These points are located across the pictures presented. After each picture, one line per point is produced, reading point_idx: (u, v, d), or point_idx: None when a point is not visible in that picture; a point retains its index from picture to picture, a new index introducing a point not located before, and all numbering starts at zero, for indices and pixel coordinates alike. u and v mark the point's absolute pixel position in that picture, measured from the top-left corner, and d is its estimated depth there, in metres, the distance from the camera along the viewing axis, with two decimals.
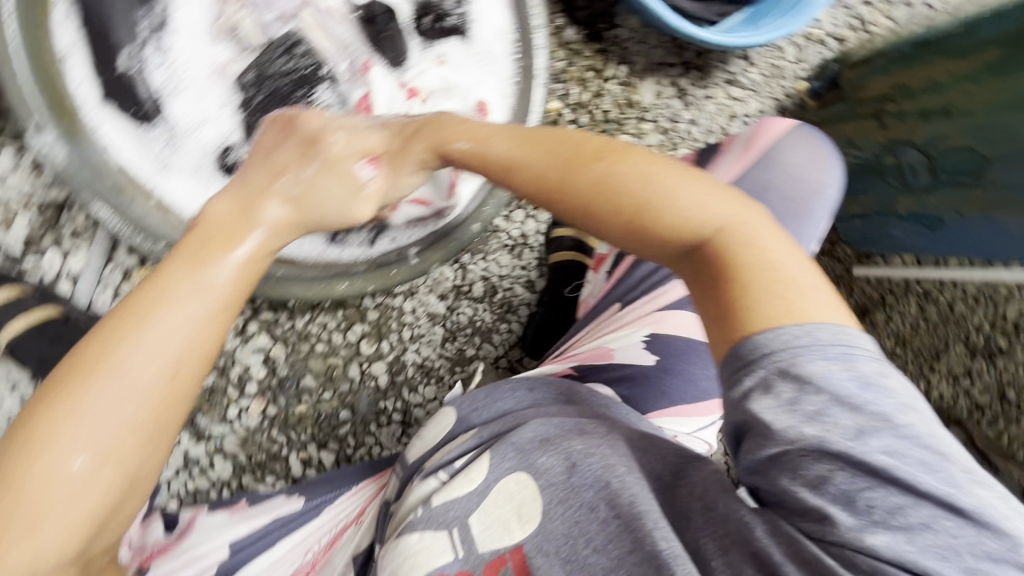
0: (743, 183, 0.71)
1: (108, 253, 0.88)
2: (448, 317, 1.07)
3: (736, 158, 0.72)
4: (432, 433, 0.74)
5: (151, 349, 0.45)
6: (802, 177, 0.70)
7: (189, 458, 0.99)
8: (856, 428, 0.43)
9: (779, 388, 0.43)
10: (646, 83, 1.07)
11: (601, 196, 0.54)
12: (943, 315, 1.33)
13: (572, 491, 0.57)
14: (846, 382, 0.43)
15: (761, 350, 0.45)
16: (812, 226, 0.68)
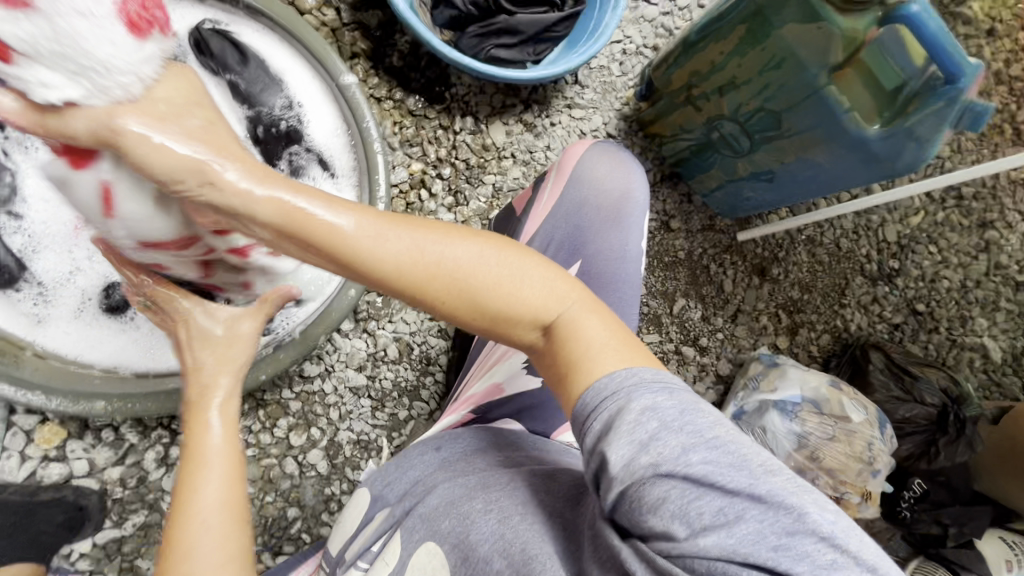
0: (561, 206, 0.79)
1: (7, 421, 0.88)
2: (371, 386, 1.09)
3: (551, 190, 0.81)
4: (353, 518, 0.77)
5: (217, 472, 0.56)
6: (607, 188, 0.78)
7: None
8: (678, 447, 0.46)
9: (617, 425, 0.48)
10: (495, 127, 1.17)
11: (456, 288, 0.58)
12: (835, 253, 1.43)
13: (471, 549, 0.59)
14: (667, 412, 0.48)
15: (603, 399, 0.51)
16: (629, 229, 0.78)
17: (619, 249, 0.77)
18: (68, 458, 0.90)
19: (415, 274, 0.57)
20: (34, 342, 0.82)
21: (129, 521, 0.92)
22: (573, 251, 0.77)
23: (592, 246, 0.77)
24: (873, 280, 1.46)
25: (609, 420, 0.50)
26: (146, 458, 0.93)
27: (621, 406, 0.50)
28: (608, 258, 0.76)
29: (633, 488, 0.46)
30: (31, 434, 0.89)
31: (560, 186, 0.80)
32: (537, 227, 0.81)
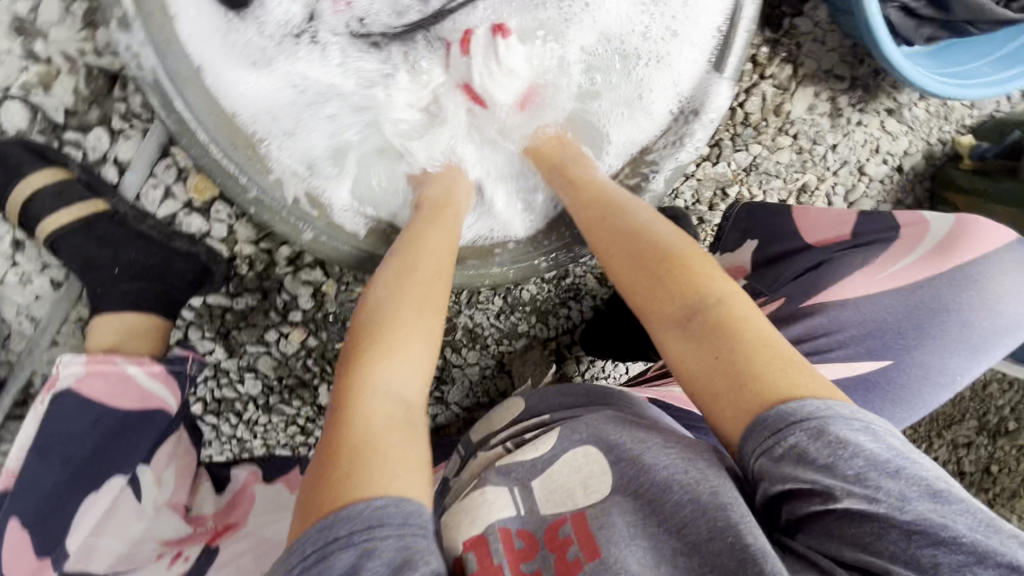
0: (922, 291, 0.62)
1: (163, 148, 0.76)
2: (511, 288, 1.01)
3: (919, 262, 0.63)
4: (502, 420, 0.77)
5: (413, 364, 0.56)
6: (997, 306, 0.61)
7: (221, 370, 0.96)
8: (902, 488, 0.44)
9: (811, 453, 0.45)
10: (803, 92, 0.91)
11: (616, 245, 0.64)
12: (972, 390, 1.35)
13: (639, 471, 0.56)
14: (878, 447, 0.46)
15: (785, 420, 0.47)
16: (976, 364, 0.62)
17: (950, 377, 0.62)
18: (211, 219, 0.82)
19: (599, 222, 0.67)
20: (217, 82, 0.67)
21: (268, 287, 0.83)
22: (893, 349, 0.62)
23: (924, 360, 0.62)
24: (981, 429, 1.39)
25: (804, 438, 0.46)
26: (281, 251, 0.88)
27: (814, 433, 0.46)
28: (930, 381, 0.62)
29: (844, 518, 0.45)
30: (183, 175, 0.78)
31: (937, 266, 0.61)
32: (860, 295, 0.63)
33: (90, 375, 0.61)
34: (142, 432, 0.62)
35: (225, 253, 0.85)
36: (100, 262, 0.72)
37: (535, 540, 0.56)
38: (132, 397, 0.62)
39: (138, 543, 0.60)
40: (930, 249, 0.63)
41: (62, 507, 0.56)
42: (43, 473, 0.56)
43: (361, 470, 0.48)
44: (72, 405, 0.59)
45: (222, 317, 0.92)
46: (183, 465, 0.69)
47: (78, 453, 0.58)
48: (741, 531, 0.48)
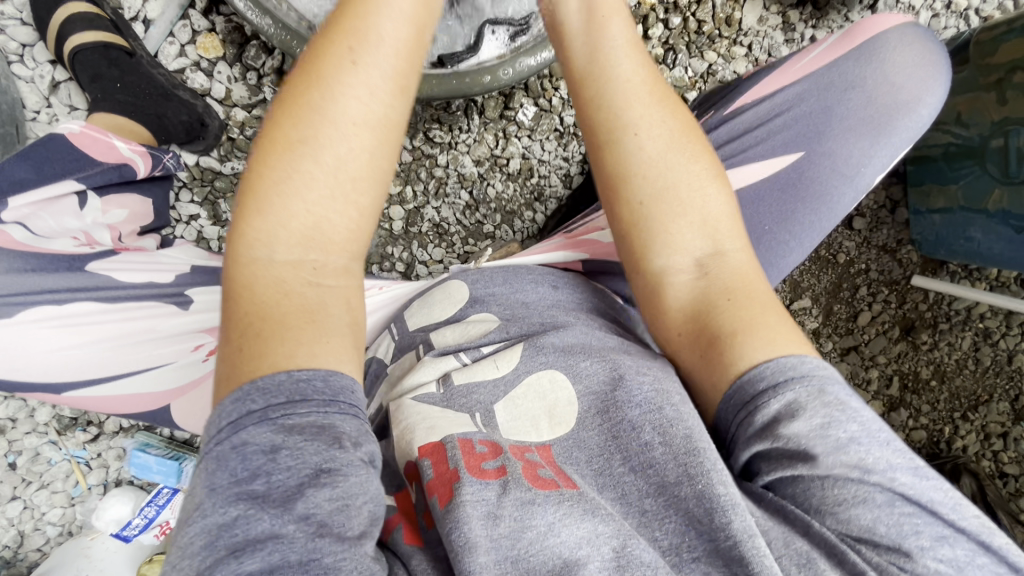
0: (824, 74, 0.63)
1: (184, 11, 0.92)
2: (477, 183, 1.05)
3: (826, 51, 0.64)
4: (445, 307, 0.75)
5: (326, 194, 0.46)
6: (898, 84, 0.60)
7: (202, 237, 1.04)
8: (886, 461, 0.45)
9: (810, 412, 0.46)
10: (752, 4, 0.99)
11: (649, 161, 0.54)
12: (998, 365, 1.19)
13: (615, 406, 0.56)
14: (865, 415, 0.47)
15: (784, 375, 0.48)
16: (884, 148, 0.61)
17: (856, 166, 0.62)
18: (213, 78, 0.95)
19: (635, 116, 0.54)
20: None
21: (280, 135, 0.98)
22: (806, 138, 0.63)
23: (834, 145, 0.62)
24: (1016, 416, 1.21)
25: (791, 403, 0.47)
26: None
27: (812, 390, 0.47)
28: (837, 169, 0.62)
29: (822, 482, 0.45)
30: (195, 36, 0.93)
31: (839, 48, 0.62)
32: (781, 85, 0.65)
33: (83, 134, 0.70)
34: (106, 171, 0.70)
35: (221, 115, 0.97)
36: (106, 77, 0.86)
37: (499, 446, 0.55)
38: (111, 156, 0.72)
39: (66, 233, 0.66)
40: (837, 38, 0.64)
41: (24, 192, 0.65)
42: (15, 166, 0.65)
43: (291, 336, 0.44)
44: (60, 145, 0.68)
45: (211, 183, 1.02)
46: (136, 216, 0.74)
47: (52, 168, 0.67)
48: (711, 479, 0.48)
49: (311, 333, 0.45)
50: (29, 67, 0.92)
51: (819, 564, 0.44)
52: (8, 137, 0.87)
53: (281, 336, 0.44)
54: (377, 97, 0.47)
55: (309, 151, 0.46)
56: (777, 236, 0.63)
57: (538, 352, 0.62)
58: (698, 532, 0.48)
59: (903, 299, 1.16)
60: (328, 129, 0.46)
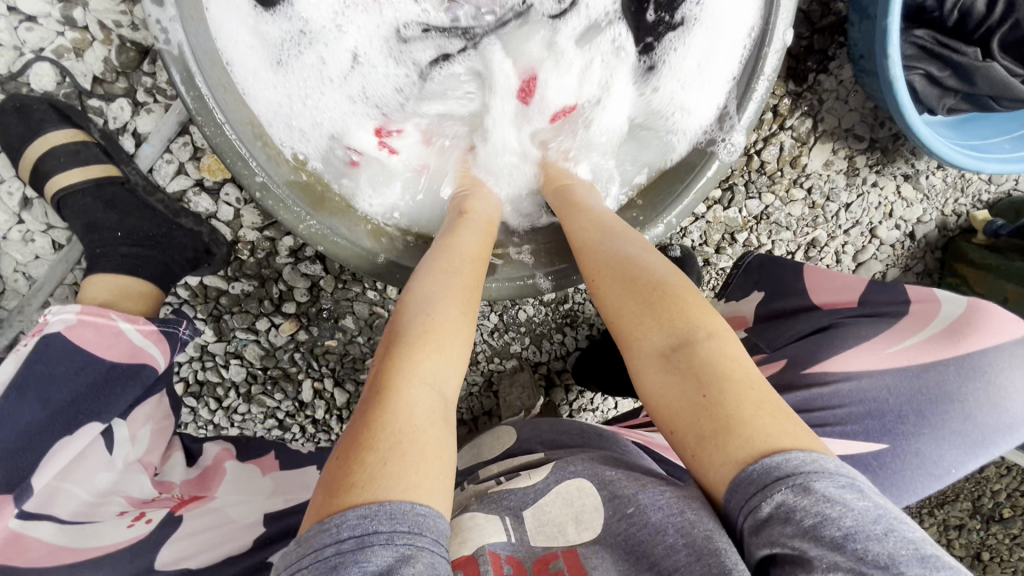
0: (925, 377, 0.56)
1: (183, 125, 0.77)
2: (508, 308, 1.00)
3: (922, 342, 0.58)
4: (491, 451, 0.76)
5: (457, 340, 0.52)
6: (1002, 405, 0.55)
7: (206, 351, 0.96)
8: (887, 559, 0.38)
9: (800, 516, 0.39)
10: (821, 147, 0.91)
11: (623, 270, 0.59)
12: (970, 471, 1.30)
13: (641, 510, 0.51)
14: (865, 506, 0.40)
15: (771, 474, 0.42)
16: (975, 460, 0.56)
17: (945, 471, 0.56)
18: (219, 200, 0.82)
19: (606, 244, 0.62)
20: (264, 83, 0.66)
21: (303, 263, 0.90)
22: (891, 432, 0.56)
23: (922, 447, 0.55)
24: (974, 511, 1.33)
25: (782, 504, 0.41)
26: (282, 242, 0.88)
27: (799, 489, 0.41)
28: (924, 471, 0.56)
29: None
30: (198, 155, 0.79)
31: (942, 352, 0.56)
32: (866, 366, 0.59)
33: (81, 325, 0.60)
34: (127, 387, 0.61)
35: (229, 237, 0.85)
36: (104, 225, 0.74)
37: (523, 568, 0.51)
38: (122, 351, 0.61)
39: (105, 496, 0.57)
40: (940, 330, 0.58)
41: (36, 448, 0.53)
42: (20, 409, 0.54)
43: (388, 472, 0.41)
44: (59, 349, 0.58)
45: (216, 300, 0.92)
46: (160, 428, 0.66)
47: (60, 396, 0.56)
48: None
49: (431, 456, 0.44)
50: None
51: None
52: None
53: (405, 462, 0.42)
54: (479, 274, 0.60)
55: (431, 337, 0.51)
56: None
57: (568, 462, 0.60)
58: None
59: None
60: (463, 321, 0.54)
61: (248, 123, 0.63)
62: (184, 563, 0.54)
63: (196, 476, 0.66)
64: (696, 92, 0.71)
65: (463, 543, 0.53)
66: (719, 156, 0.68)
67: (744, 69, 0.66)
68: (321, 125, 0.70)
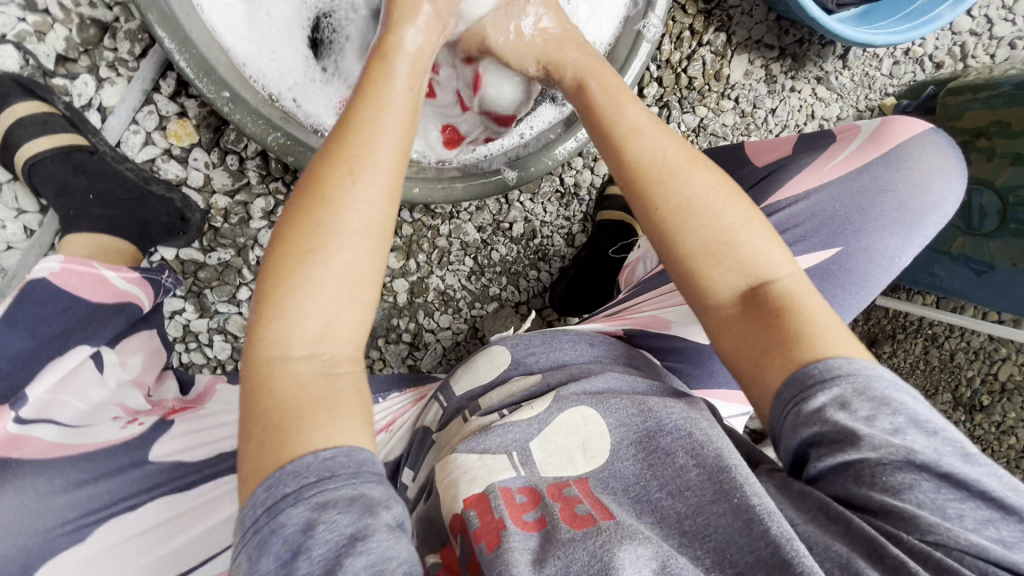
0: (859, 179, 0.65)
1: (146, 95, 0.81)
2: (481, 250, 1.04)
3: (853, 154, 0.67)
4: (488, 373, 0.68)
5: (344, 256, 0.46)
6: (924, 187, 0.64)
7: (189, 331, 0.96)
8: (933, 448, 0.44)
9: (856, 405, 0.45)
10: (739, 58, 1.02)
11: (684, 204, 0.56)
12: (943, 362, 1.36)
13: (647, 436, 0.54)
14: (916, 407, 0.46)
15: (832, 372, 0.47)
16: (914, 243, 0.64)
17: (891, 257, 0.63)
18: (188, 166, 0.86)
19: (656, 144, 0.58)
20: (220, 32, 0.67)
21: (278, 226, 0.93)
22: (843, 233, 0.63)
23: (870, 242, 0.63)
24: (955, 402, 1.39)
25: (839, 397, 0.46)
26: (255, 205, 0.90)
27: (859, 387, 0.46)
28: (875, 263, 0.63)
29: (874, 470, 0.44)
30: (163, 122, 0.83)
31: (869, 156, 0.65)
32: (812, 186, 0.66)
33: (66, 272, 0.61)
34: (112, 319, 0.61)
35: (201, 204, 0.88)
36: (75, 188, 0.76)
37: (538, 494, 0.52)
38: (107, 293, 0.63)
39: (100, 407, 0.57)
40: (865, 141, 0.67)
41: (27, 367, 0.56)
42: (9, 339, 0.55)
43: (307, 423, 0.42)
44: (46, 291, 0.59)
45: (194, 274, 0.94)
46: (152, 357, 0.66)
47: (47, 328, 0.57)
48: (747, 492, 0.47)
49: (337, 409, 0.43)
50: None
51: (858, 565, 0.43)
52: None
53: (302, 420, 0.42)
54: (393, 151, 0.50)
55: (316, 259, 0.45)
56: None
57: (571, 392, 0.58)
58: (738, 545, 0.46)
59: (867, 317, 1.31)
60: (331, 238, 0.46)
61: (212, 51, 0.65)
62: (179, 456, 0.57)
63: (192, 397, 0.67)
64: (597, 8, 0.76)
65: (473, 483, 0.52)
66: (646, 38, 0.74)
67: None
68: (279, 66, 0.69)
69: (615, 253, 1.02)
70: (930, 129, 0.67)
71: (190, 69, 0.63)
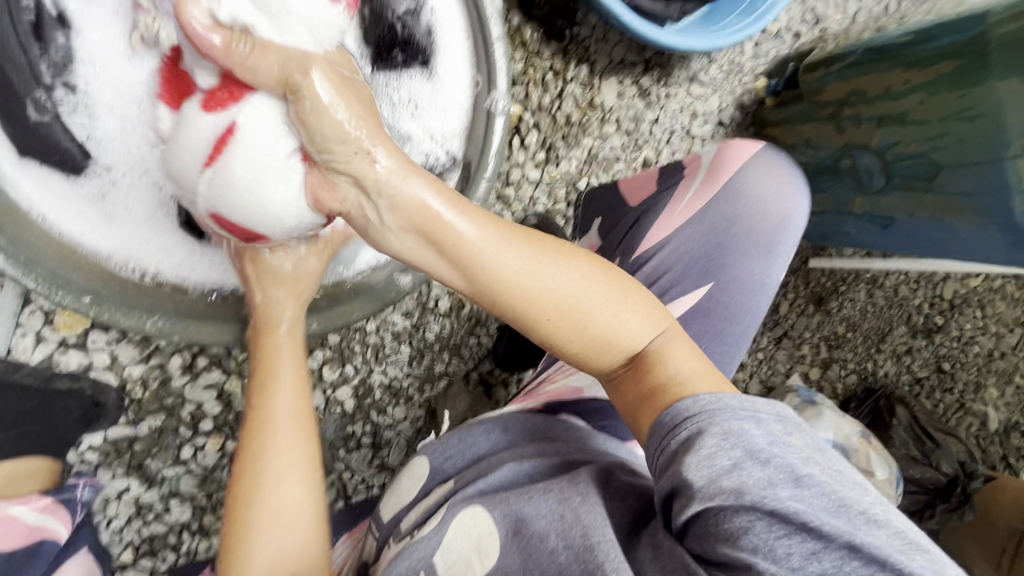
0: (707, 218, 0.66)
1: (23, 298, 0.79)
2: (414, 334, 1.03)
3: (696, 193, 0.68)
4: (409, 490, 0.67)
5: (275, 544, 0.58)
6: (766, 208, 0.65)
7: (140, 506, 0.92)
8: (767, 479, 0.44)
9: (699, 444, 0.46)
10: (608, 84, 1.03)
11: (565, 306, 0.55)
12: (890, 298, 1.39)
13: (525, 521, 0.53)
14: (755, 437, 0.46)
15: (681, 415, 0.50)
16: (776, 261, 0.65)
17: (758, 280, 0.65)
18: (90, 350, 0.83)
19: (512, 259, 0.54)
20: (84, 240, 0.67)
21: (202, 377, 0.91)
22: (708, 272, 0.65)
23: (734, 271, 0.65)
24: (913, 331, 1.42)
25: (687, 442, 0.48)
26: (172, 362, 0.89)
27: (702, 429, 0.47)
28: (745, 289, 0.65)
29: (717, 516, 0.44)
30: (50, 317, 0.80)
31: (709, 193, 0.66)
32: (664, 237, 0.68)
33: None
34: (29, 564, 0.59)
35: (115, 381, 0.85)
36: None
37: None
38: (19, 536, 0.61)
39: None
40: (703, 177, 0.68)
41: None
42: None
43: None
44: None
45: (129, 450, 0.90)
46: None
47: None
48: (606, 571, 0.47)
49: None
50: None
51: None
52: None
53: None
54: (294, 431, 0.63)
55: (253, 551, 0.58)
56: (714, 354, 0.65)
57: (464, 495, 0.58)
58: None
59: (807, 279, 1.33)
60: (263, 528, 0.58)
61: (56, 257, 0.65)
62: None
63: None
64: (442, 100, 0.76)
65: None
66: (497, 112, 0.74)
67: (474, 53, 0.75)
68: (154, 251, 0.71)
69: None
70: (760, 147, 0.66)
71: (39, 286, 0.63)
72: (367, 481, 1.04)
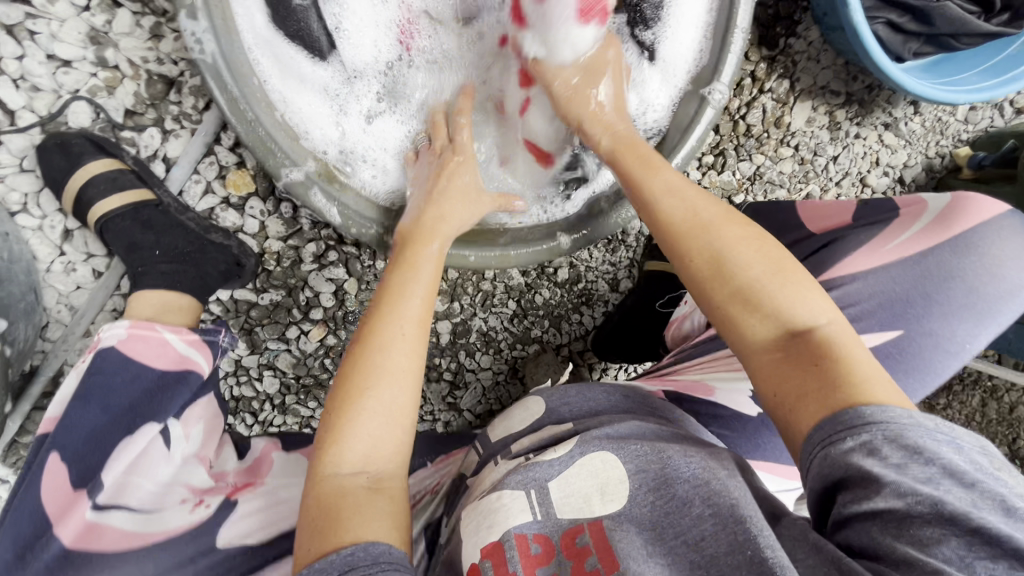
0: (929, 261, 0.64)
1: (209, 147, 0.83)
2: (524, 293, 1.04)
3: (917, 235, 0.65)
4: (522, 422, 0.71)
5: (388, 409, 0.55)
6: (999, 273, 0.63)
7: (241, 365, 0.98)
8: (970, 499, 0.42)
9: (885, 451, 0.43)
10: (801, 106, 0.97)
11: (706, 230, 0.58)
12: (1000, 414, 1.28)
13: (664, 482, 0.54)
14: (950, 457, 0.43)
15: (863, 418, 0.45)
16: (985, 329, 0.63)
17: (959, 343, 0.63)
18: (245, 214, 0.87)
19: (702, 202, 0.61)
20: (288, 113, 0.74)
21: (327, 270, 0.94)
22: (907, 318, 0.63)
23: (934, 326, 0.63)
24: (1012, 455, 1.30)
25: (866, 442, 0.44)
26: (306, 249, 0.92)
27: (889, 434, 0.44)
28: (940, 348, 0.63)
29: (902, 521, 0.42)
30: (223, 172, 0.85)
31: (935, 238, 0.64)
32: (866, 267, 0.65)
33: (131, 338, 0.65)
34: (176, 389, 0.64)
35: (255, 249, 0.90)
36: (143, 245, 0.79)
37: (552, 546, 0.53)
38: (169, 359, 0.66)
39: (167, 489, 0.59)
40: (929, 222, 0.65)
41: (99, 448, 0.58)
42: (85, 414, 0.59)
43: (352, 520, 0.49)
44: (113, 360, 0.63)
45: (246, 313, 0.96)
46: (210, 425, 0.67)
47: (118, 402, 0.60)
48: (759, 544, 0.47)
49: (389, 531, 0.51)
50: (35, 216, 0.83)
51: None
52: (29, 307, 0.80)
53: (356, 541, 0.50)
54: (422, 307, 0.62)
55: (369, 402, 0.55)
56: None
57: (594, 437, 0.59)
58: None
59: None
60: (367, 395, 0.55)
61: (271, 116, 0.70)
62: (242, 540, 0.58)
63: (250, 464, 0.68)
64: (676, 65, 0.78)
65: (493, 524, 0.54)
66: (711, 102, 0.71)
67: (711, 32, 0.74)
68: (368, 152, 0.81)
69: (662, 307, 0.99)
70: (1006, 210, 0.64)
71: (238, 124, 0.66)
72: (434, 414, 1.07)
